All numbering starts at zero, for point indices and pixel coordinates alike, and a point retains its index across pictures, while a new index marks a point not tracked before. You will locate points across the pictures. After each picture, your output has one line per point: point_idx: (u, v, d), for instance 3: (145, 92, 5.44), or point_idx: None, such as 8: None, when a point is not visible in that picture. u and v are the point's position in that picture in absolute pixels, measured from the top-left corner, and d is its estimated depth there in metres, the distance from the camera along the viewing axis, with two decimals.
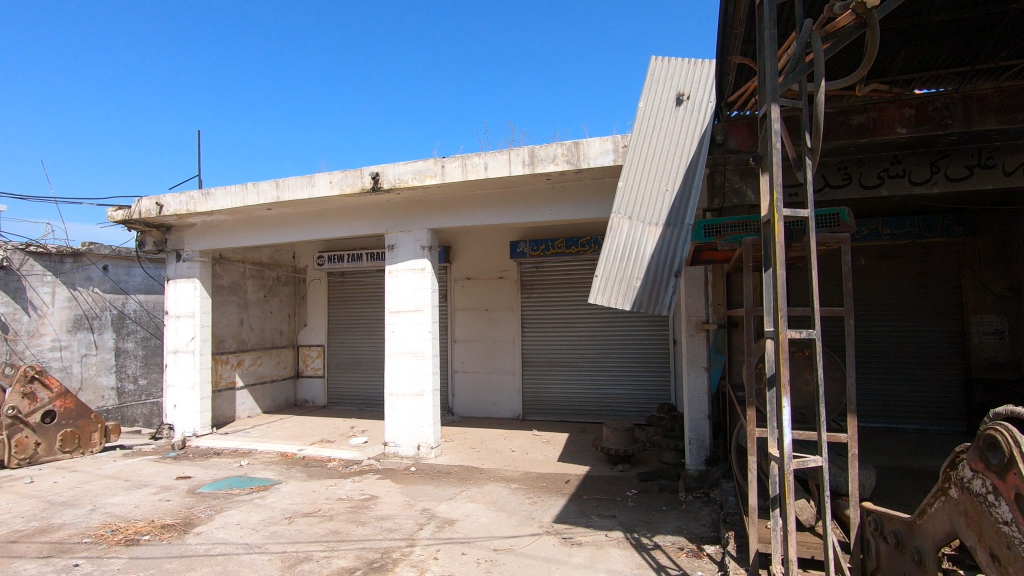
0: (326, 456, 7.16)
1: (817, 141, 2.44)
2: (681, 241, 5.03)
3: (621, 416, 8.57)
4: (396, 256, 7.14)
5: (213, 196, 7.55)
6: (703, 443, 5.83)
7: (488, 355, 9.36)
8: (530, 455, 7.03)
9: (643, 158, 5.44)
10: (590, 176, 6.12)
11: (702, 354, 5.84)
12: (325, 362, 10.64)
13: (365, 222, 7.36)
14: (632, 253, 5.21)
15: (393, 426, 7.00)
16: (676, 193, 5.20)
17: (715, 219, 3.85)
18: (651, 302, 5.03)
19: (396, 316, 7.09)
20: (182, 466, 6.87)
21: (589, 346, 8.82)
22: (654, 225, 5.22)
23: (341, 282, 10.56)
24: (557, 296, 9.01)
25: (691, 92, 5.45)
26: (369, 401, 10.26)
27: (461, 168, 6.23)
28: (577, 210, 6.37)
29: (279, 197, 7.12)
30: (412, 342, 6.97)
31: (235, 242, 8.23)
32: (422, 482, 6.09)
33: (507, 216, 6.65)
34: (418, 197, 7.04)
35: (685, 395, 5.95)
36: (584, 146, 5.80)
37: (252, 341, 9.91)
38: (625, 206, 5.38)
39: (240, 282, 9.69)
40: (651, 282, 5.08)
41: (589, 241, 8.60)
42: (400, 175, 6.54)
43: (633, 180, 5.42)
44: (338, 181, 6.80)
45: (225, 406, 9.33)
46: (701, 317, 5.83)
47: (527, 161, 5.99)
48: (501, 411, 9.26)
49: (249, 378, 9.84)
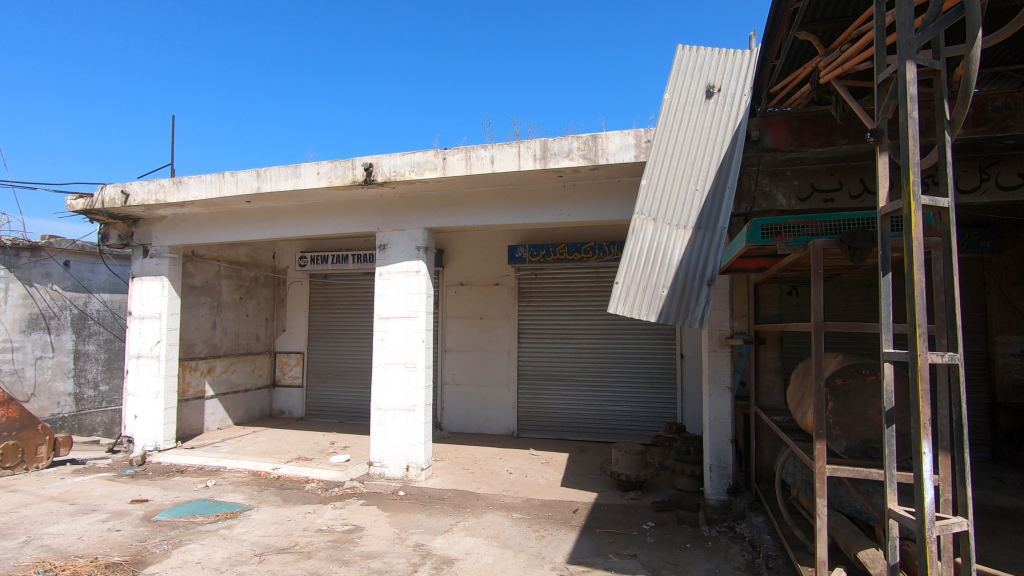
0: (304, 476, 6.47)
1: (960, 113, 1.92)
2: (714, 245, 4.51)
3: (623, 435, 8.02)
4: (388, 256, 6.52)
5: (185, 185, 6.84)
6: (725, 471, 5.29)
7: (482, 367, 8.73)
8: (530, 478, 6.42)
9: (669, 155, 4.94)
10: (606, 174, 5.61)
11: (724, 372, 5.34)
12: (303, 370, 9.89)
13: (354, 219, 6.72)
14: (657, 259, 4.67)
15: (380, 444, 6.34)
16: (707, 193, 4.69)
17: (771, 218, 3.26)
18: (680, 314, 4.47)
19: (386, 323, 6.46)
20: (139, 487, 6.10)
21: (589, 360, 8.27)
22: (681, 228, 4.69)
23: (324, 285, 9.85)
24: (555, 306, 8.46)
25: (722, 84, 4.96)
26: (351, 413, 9.56)
27: (465, 161, 5.66)
28: (590, 211, 5.84)
29: (260, 187, 6.45)
30: (403, 352, 6.34)
31: (209, 238, 7.50)
32: (411, 509, 5.44)
33: (512, 217, 6.09)
34: (414, 193, 6.44)
35: (705, 417, 5.43)
36: (602, 140, 5.28)
37: (225, 347, 9.15)
38: (649, 206, 4.85)
39: (214, 282, 8.97)
40: (679, 291, 4.53)
41: (593, 247, 8.06)
42: (396, 167, 5.93)
43: (658, 179, 4.90)
44: (327, 172, 6.16)
45: (192, 416, 8.54)
46: (726, 331, 5.33)
47: (538, 155, 5.45)
48: (494, 427, 8.62)
49: (220, 386, 9.06)
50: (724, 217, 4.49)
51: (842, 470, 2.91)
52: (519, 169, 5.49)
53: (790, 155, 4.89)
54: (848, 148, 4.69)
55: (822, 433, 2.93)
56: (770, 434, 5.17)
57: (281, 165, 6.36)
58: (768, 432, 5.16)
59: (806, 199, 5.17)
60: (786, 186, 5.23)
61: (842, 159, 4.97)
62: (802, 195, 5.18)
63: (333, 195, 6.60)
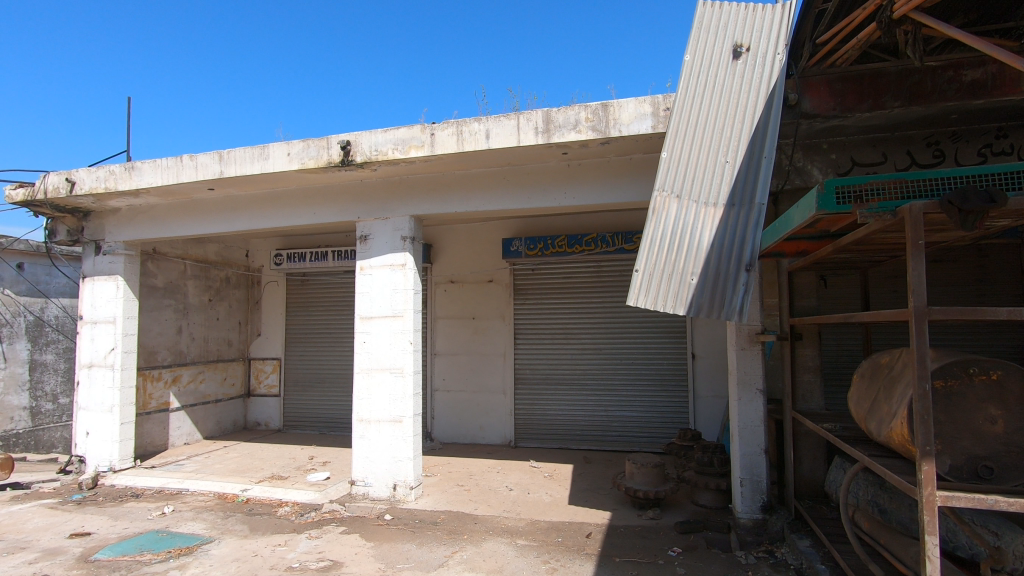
0: (277, 499, 5.70)
1: None
2: (750, 225, 3.85)
3: (631, 443, 7.33)
4: (369, 249, 5.79)
5: (139, 171, 6.04)
6: (759, 486, 4.64)
7: (475, 370, 8.02)
8: (534, 495, 5.73)
9: (693, 122, 4.27)
10: (616, 150, 4.94)
11: (756, 373, 4.70)
12: (280, 378, 9.09)
13: (331, 208, 5.99)
14: (684, 242, 4.00)
15: (363, 461, 5.61)
16: (740, 166, 4.03)
17: (849, 178, 2.55)
18: (715, 305, 3.79)
19: (368, 323, 5.73)
20: (84, 517, 5.30)
21: (593, 361, 7.59)
22: (711, 206, 4.02)
23: (302, 285, 9.08)
24: (554, 302, 7.77)
25: (751, 42, 4.29)
26: (333, 424, 8.80)
27: (456, 137, 4.96)
28: (598, 193, 5.17)
29: (223, 172, 5.69)
30: (388, 356, 5.61)
31: (169, 231, 6.71)
32: (399, 537, 4.71)
33: (510, 201, 5.40)
34: (399, 176, 5.72)
35: (734, 424, 4.77)
36: (614, 109, 4.60)
37: (192, 354, 8.33)
38: (671, 182, 4.18)
39: (179, 283, 8.16)
40: (712, 279, 3.85)
41: (595, 238, 7.39)
42: (377, 145, 5.20)
43: (681, 151, 4.23)
44: (298, 152, 5.42)
45: (155, 431, 7.71)
46: (757, 326, 4.70)
47: (540, 128, 4.76)
48: (489, 436, 7.91)
49: (187, 398, 8.24)
50: (762, 192, 3.84)
51: (956, 498, 2.25)
52: (518, 144, 4.79)
53: (831, 122, 4.29)
54: (899, 113, 4.09)
55: (930, 451, 2.26)
56: (809, 443, 4.54)
57: (247, 147, 5.61)
58: (808, 441, 4.54)
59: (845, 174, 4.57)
60: (822, 161, 4.62)
61: (888, 127, 4.38)
62: (840, 171, 4.58)
63: (305, 179, 5.85)
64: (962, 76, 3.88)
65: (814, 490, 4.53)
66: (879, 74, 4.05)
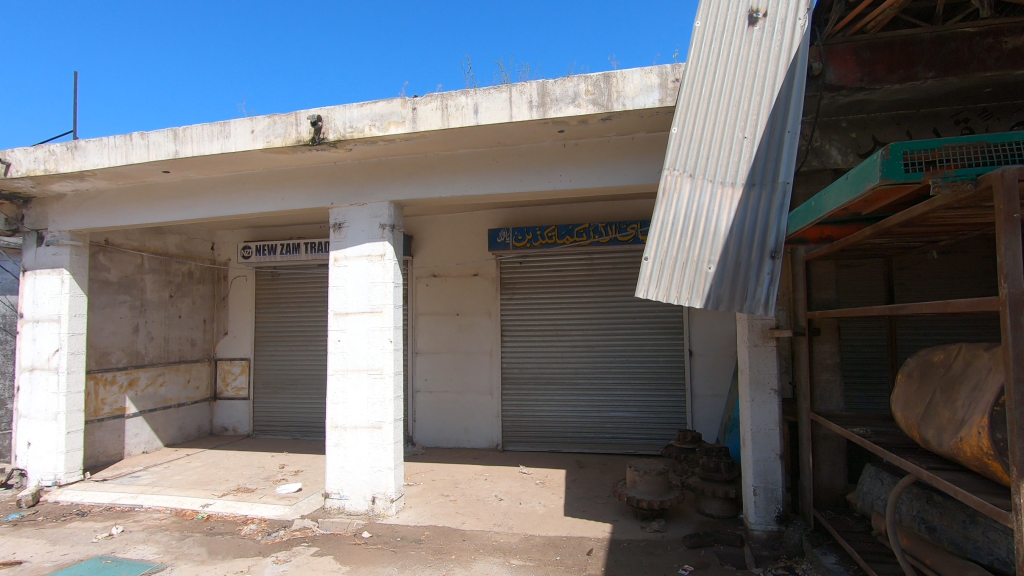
0: (241, 515, 5.15)
1: None
2: (774, 207, 3.43)
3: (625, 446, 6.93)
4: (344, 238, 5.25)
5: (83, 150, 5.39)
6: (774, 495, 4.27)
7: (459, 370, 7.52)
8: (526, 505, 5.28)
9: (705, 95, 3.86)
10: (616, 128, 4.49)
11: (770, 371, 4.31)
12: (249, 380, 8.47)
13: (301, 193, 5.43)
14: (699, 226, 3.57)
15: (338, 472, 5.10)
16: (759, 142, 3.61)
17: (919, 143, 2.14)
18: (736, 297, 3.37)
19: (343, 320, 5.19)
20: (18, 541, 4.68)
21: (585, 360, 7.16)
22: (728, 185, 3.60)
23: (272, 280, 8.47)
24: (543, 297, 7.32)
25: (768, 7, 3.86)
26: (306, 428, 8.23)
27: (440, 112, 4.46)
28: (596, 176, 4.72)
29: (178, 152, 5.08)
30: (366, 355, 5.09)
31: (120, 219, 6.06)
32: (379, 559, 4.21)
33: (499, 184, 4.92)
34: (377, 158, 5.19)
35: (746, 428, 4.38)
36: (617, 81, 4.15)
37: (151, 355, 7.67)
38: (682, 160, 3.75)
39: (135, 278, 7.50)
40: (732, 267, 3.43)
41: (586, 229, 6.96)
42: (352, 121, 4.67)
43: (693, 126, 3.80)
44: (263, 129, 4.85)
45: (109, 439, 7.04)
46: (771, 321, 4.31)
47: (535, 102, 4.28)
48: (475, 440, 7.43)
49: (146, 402, 7.58)
50: (787, 169, 3.43)
51: None
52: (510, 119, 4.31)
53: (856, 96, 3.90)
54: (931, 85, 3.72)
55: None
56: (829, 447, 4.18)
57: (205, 123, 5.01)
58: (826, 446, 4.18)
59: (867, 154, 4.21)
60: (841, 140, 4.25)
61: (915, 103, 4.01)
62: (862, 150, 4.21)
63: (272, 160, 5.27)
64: (1003, 43, 3.52)
65: (834, 498, 4.17)
66: (910, 42, 3.68)
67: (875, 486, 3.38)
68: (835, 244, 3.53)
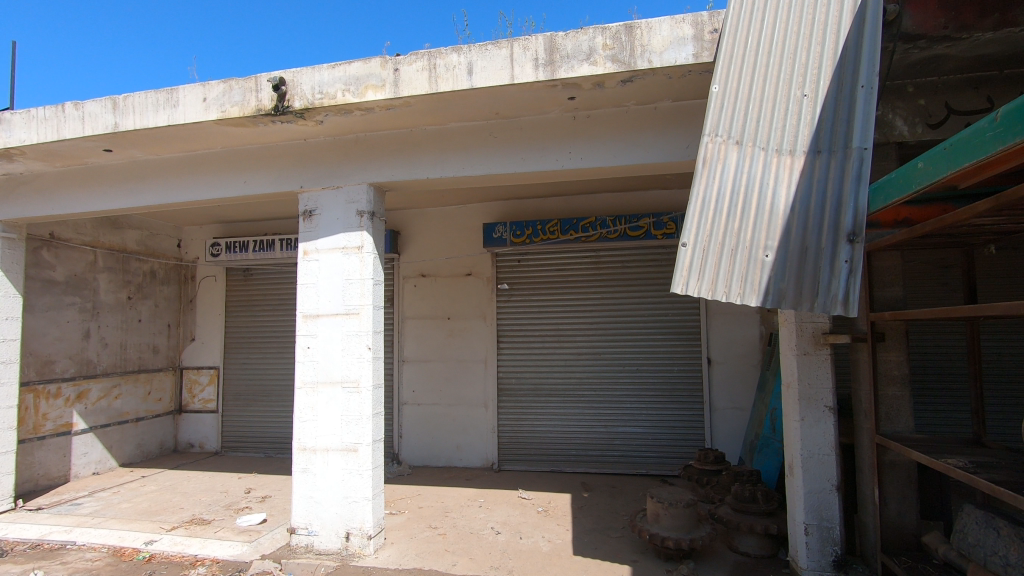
0: (191, 556, 4.34)
1: None
2: (847, 179, 2.71)
3: (636, 465, 6.18)
4: (315, 228, 4.48)
5: (9, 125, 4.60)
6: (830, 535, 3.53)
7: (451, 379, 6.75)
8: (527, 540, 4.52)
9: (752, 45, 3.13)
10: (637, 94, 3.77)
11: (824, 385, 3.58)
12: (217, 391, 7.66)
13: (265, 175, 4.67)
14: (750, 205, 2.85)
15: (307, 503, 4.31)
16: (824, 99, 2.90)
17: None
18: (803, 294, 2.65)
19: (314, 324, 4.41)
20: None
21: (590, 368, 6.41)
22: (785, 153, 2.88)
23: (245, 280, 7.69)
24: (544, 299, 6.57)
25: None
26: (280, 445, 7.42)
27: (427, 73, 3.72)
28: (612, 153, 4.00)
29: (118, 125, 4.30)
30: (339, 365, 4.32)
31: (59, 208, 5.26)
32: None
33: (496, 164, 4.18)
34: (354, 134, 4.44)
35: (794, 454, 3.64)
36: (642, 32, 3.41)
37: (104, 364, 6.84)
38: (726, 123, 3.02)
39: (87, 277, 6.67)
40: (796, 254, 2.72)
41: (593, 223, 6.24)
42: (322, 85, 3.92)
43: (740, 82, 3.08)
44: (217, 97, 4.09)
45: (51, 460, 6.19)
46: (824, 324, 3.59)
47: (542, 61, 3.55)
48: (468, 458, 6.64)
49: (98, 417, 6.73)
50: (864, 129, 2.70)
51: None
52: (511, 80, 3.58)
53: (933, 49, 3.21)
54: None
55: None
56: (897, 477, 3.46)
57: (149, 91, 4.24)
58: (894, 476, 3.46)
59: (938, 124, 3.51)
60: (907, 107, 3.56)
61: (1001, 61, 3.32)
62: (932, 120, 3.51)
63: (230, 136, 4.50)
64: None
65: (904, 541, 3.43)
66: None
67: (985, 536, 2.64)
68: (915, 229, 2.82)
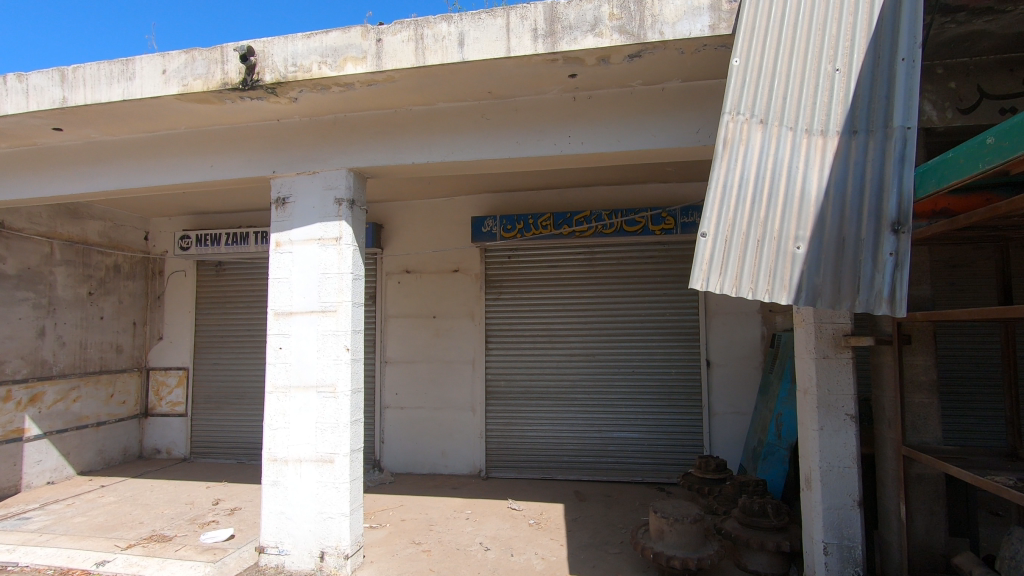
0: None
1: None
2: (888, 162, 2.41)
3: (631, 472, 5.87)
4: (289, 217, 4.08)
5: None
6: (852, 555, 3.24)
7: (436, 382, 6.37)
8: (519, 557, 4.17)
9: (778, 13, 2.80)
10: (644, 72, 3.44)
11: (845, 391, 3.28)
12: (186, 393, 7.18)
13: (234, 159, 4.26)
14: (778, 190, 2.54)
15: (277, 519, 3.92)
16: (859, 74, 2.59)
17: None
18: (840, 292, 2.36)
19: (286, 322, 4.01)
20: None
21: (583, 371, 6.08)
22: (816, 133, 2.57)
23: (217, 276, 7.24)
24: (535, 297, 6.23)
25: None
26: (253, 450, 6.98)
27: (414, 44, 3.35)
28: (615, 137, 3.67)
29: (66, 99, 3.86)
30: (314, 368, 3.92)
31: (6, 194, 4.79)
32: None
33: (488, 148, 3.83)
34: (333, 114, 4.06)
35: (812, 466, 3.34)
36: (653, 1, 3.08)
37: (61, 365, 6.34)
38: (750, 100, 2.69)
39: (41, 270, 6.17)
40: (832, 246, 2.43)
41: (588, 217, 5.94)
42: (295, 57, 3.53)
43: (764, 53, 2.75)
44: (179, 69, 3.68)
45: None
46: (846, 325, 3.29)
47: (542, 32, 3.20)
48: (453, 465, 6.28)
49: (53, 422, 6.24)
50: (907, 106, 2.40)
51: None
52: (507, 53, 3.23)
53: (971, 25, 2.92)
54: None
55: None
56: (925, 492, 3.17)
57: (101, 62, 3.81)
58: (922, 490, 3.17)
59: (969, 109, 3.23)
60: (936, 91, 3.27)
61: None
62: (963, 104, 3.23)
63: (195, 114, 4.08)
64: None
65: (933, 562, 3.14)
66: None
67: None
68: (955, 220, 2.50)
